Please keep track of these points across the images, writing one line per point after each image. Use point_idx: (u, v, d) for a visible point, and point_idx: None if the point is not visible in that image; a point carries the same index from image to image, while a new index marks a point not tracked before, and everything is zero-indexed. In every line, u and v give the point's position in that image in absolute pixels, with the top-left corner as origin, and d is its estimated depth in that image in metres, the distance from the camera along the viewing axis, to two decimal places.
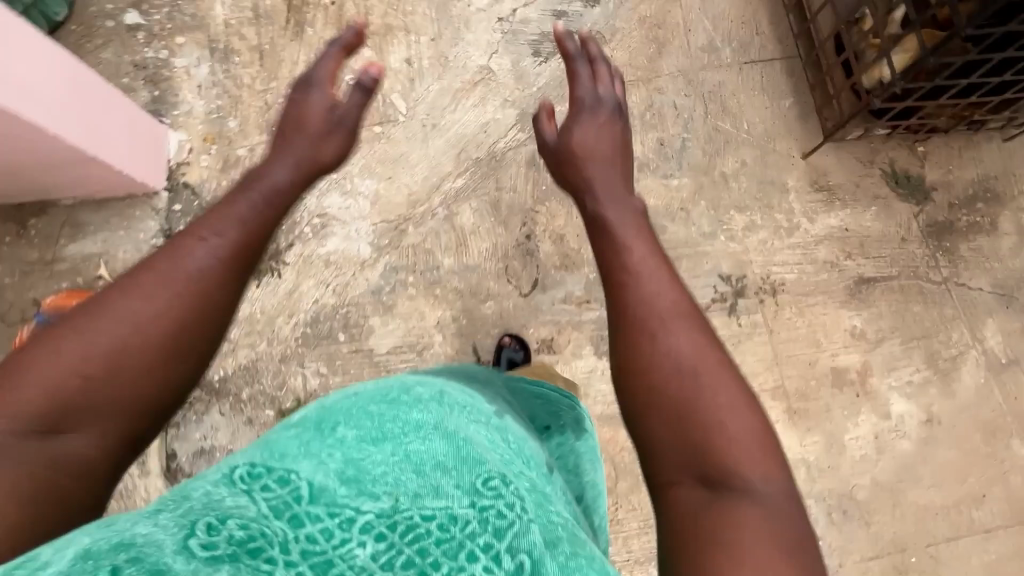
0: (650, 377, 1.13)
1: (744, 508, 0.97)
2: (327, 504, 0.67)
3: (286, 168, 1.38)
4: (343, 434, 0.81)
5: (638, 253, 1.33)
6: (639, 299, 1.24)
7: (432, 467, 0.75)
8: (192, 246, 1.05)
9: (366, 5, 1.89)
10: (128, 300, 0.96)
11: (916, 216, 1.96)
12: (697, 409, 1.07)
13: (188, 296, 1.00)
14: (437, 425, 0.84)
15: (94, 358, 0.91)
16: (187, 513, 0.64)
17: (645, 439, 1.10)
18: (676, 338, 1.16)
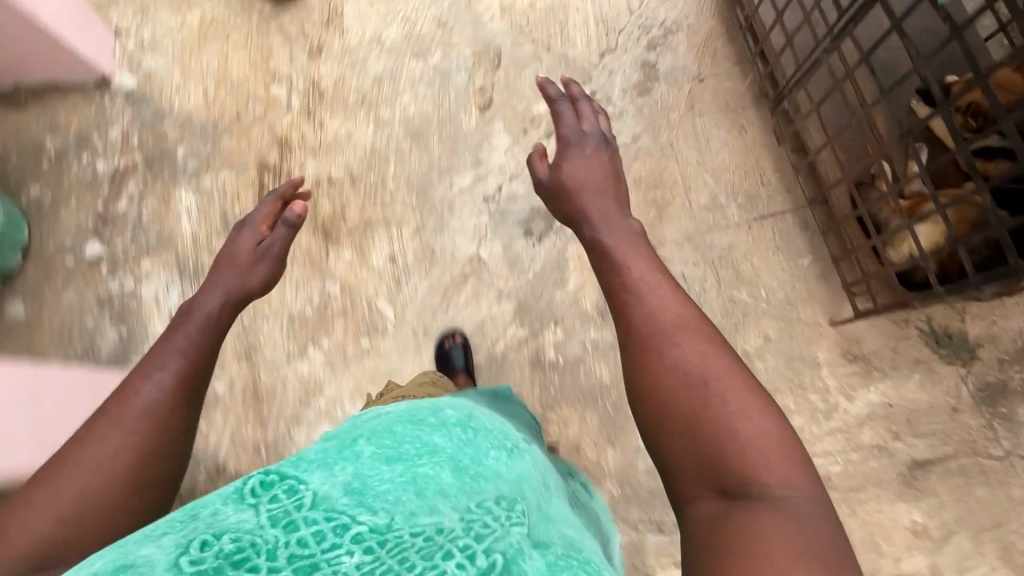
0: (659, 382, 0.93)
1: (768, 515, 0.77)
2: (325, 510, 0.68)
3: (223, 289, 1.17)
4: (362, 449, 0.81)
5: (649, 298, 1.03)
6: (651, 312, 1.01)
7: (440, 493, 0.76)
8: (147, 379, 0.96)
9: (343, 202, 1.70)
10: (86, 448, 0.88)
11: (965, 380, 1.60)
12: (712, 415, 0.87)
13: (151, 431, 0.92)
14: (455, 454, 0.84)
15: (63, 509, 0.82)
16: (190, 532, 0.66)
17: (656, 438, 0.91)
18: (684, 344, 0.95)
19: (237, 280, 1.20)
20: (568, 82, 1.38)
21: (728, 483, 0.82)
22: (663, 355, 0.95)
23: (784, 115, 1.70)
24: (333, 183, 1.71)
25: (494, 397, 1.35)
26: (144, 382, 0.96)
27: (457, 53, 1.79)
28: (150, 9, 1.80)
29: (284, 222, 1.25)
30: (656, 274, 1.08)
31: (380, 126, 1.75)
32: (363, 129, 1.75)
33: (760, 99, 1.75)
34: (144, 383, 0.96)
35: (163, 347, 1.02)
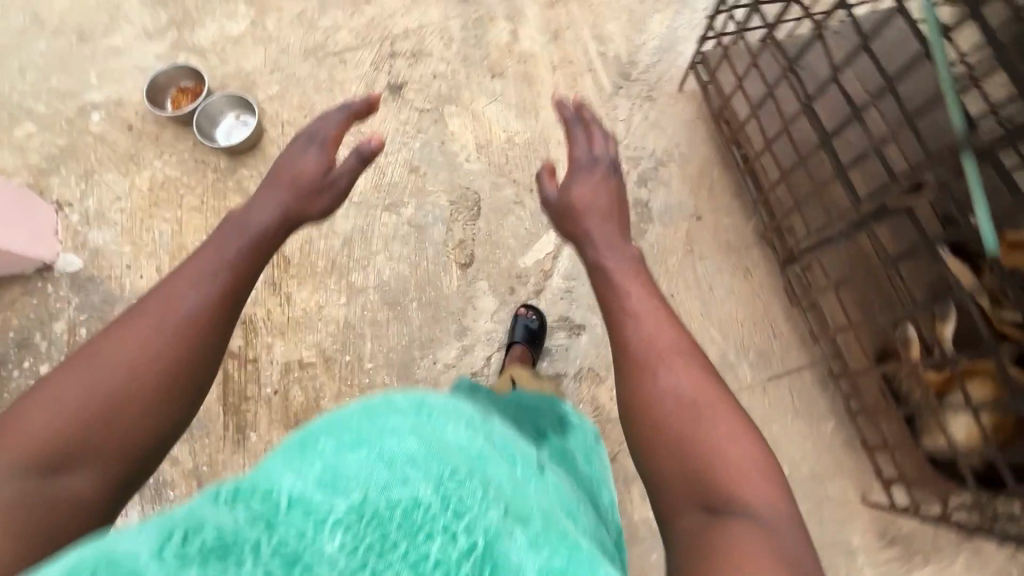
0: (657, 409, 1.00)
1: (744, 526, 0.84)
2: (303, 506, 0.57)
3: (277, 208, 1.19)
4: (326, 437, 0.69)
5: (646, 331, 1.10)
6: (644, 337, 1.09)
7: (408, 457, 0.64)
8: (180, 293, 0.93)
9: (317, 388, 1.58)
10: (130, 334, 0.87)
11: (1014, 557, 1.52)
12: (698, 436, 0.95)
13: (185, 344, 0.89)
14: (417, 414, 0.74)
15: (94, 404, 0.80)
16: (170, 521, 0.55)
17: (650, 455, 0.98)
18: (678, 370, 1.03)
19: (291, 203, 1.22)
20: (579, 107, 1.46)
21: (710, 494, 0.90)
22: (659, 379, 1.03)
23: (801, 283, 1.63)
24: (305, 367, 1.60)
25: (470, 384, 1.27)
26: (184, 290, 0.93)
27: (434, 205, 1.70)
28: (97, 173, 1.71)
29: (350, 166, 1.31)
30: (660, 310, 1.14)
31: (353, 295, 1.65)
32: (334, 301, 1.65)
33: (765, 242, 1.72)
34: (187, 295, 0.93)
35: (199, 273, 0.97)
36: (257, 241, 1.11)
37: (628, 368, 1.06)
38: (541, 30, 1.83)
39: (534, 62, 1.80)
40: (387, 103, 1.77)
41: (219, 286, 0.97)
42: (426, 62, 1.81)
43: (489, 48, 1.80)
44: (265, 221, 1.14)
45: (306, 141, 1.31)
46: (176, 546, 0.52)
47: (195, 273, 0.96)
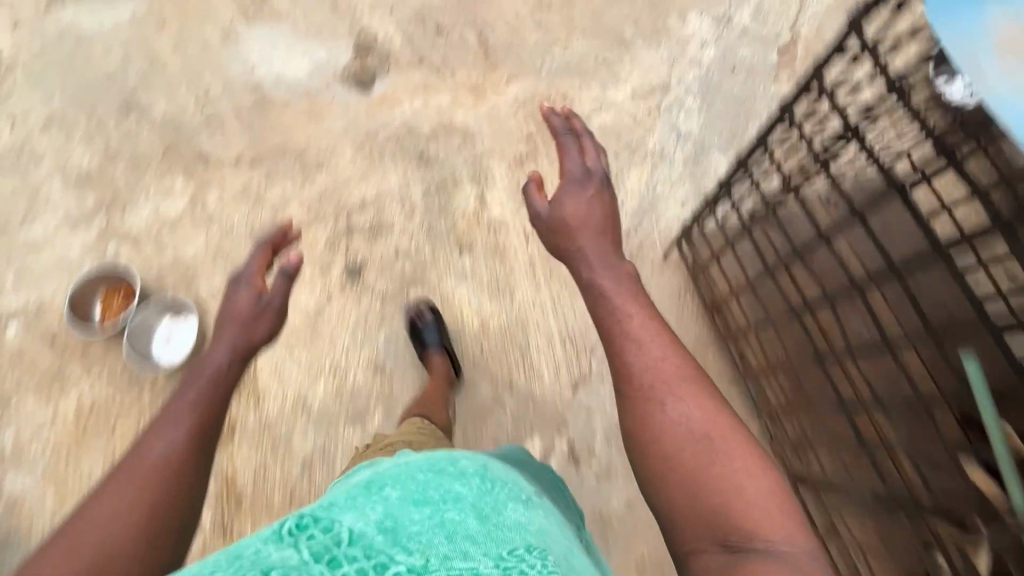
0: (664, 443, 0.87)
1: (768, 570, 0.72)
2: (364, 546, 0.59)
3: (230, 345, 1.06)
4: (389, 493, 0.74)
5: (648, 355, 0.95)
6: (649, 360, 0.95)
7: (467, 535, 0.65)
8: (149, 448, 0.86)
9: None
10: (103, 497, 0.79)
11: None
12: (711, 474, 0.83)
13: (166, 491, 0.82)
14: (474, 500, 0.75)
15: (85, 561, 0.72)
16: (240, 563, 0.56)
17: (656, 482, 0.86)
18: (688, 399, 0.90)
19: (246, 331, 1.09)
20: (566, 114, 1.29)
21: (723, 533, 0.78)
22: (664, 411, 0.89)
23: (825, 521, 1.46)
24: None
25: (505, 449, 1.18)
26: (154, 441, 0.87)
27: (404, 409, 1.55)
28: (14, 402, 1.53)
29: (280, 290, 1.15)
30: (657, 337, 0.97)
31: None
32: None
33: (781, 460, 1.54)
34: (156, 444, 0.86)
35: (171, 415, 0.91)
36: (221, 379, 1.00)
37: (633, 403, 0.92)
38: (509, 192, 1.68)
39: (505, 231, 1.66)
40: (348, 289, 1.62)
41: (191, 429, 0.90)
42: (387, 238, 1.65)
43: (455, 219, 1.66)
44: (224, 361, 1.01)
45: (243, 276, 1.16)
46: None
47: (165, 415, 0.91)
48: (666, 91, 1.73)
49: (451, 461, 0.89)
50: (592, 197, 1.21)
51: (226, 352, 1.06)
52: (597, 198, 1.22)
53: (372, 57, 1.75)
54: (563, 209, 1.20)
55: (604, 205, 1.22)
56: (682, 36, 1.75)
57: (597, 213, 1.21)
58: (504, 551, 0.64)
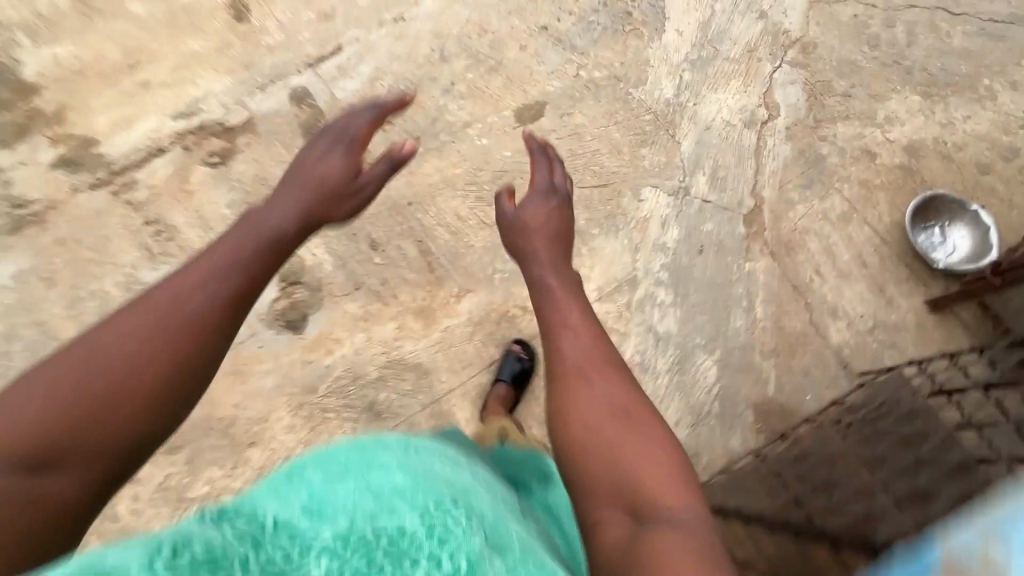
0: (584, 422, 0.68)
1: (666, 546, 0.55)
2: (287, 534, 0.48)
3: (298, 205, 0.87)
4: (311, 474, 0.58)
5: (583, 346, 0.76)
6: (585, 348, 0.76)
7: (395, 490, 0.53)
8: (191, 271, 0.66)
9: None
10: (108, 324, 0.59)
11: None
12: (619, 452, 0.64)
13: (184, 331, 0.61)
14: (402, 462, 0.58)
15: (73, 405, 0.54)
16: (156, 540, 0.45)
17: (571, 470, 0.66)
18: (615, 382, 0.71)
19: (324, 200, 0.90)
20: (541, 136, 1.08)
21: (625, 511, 0.60)
22: (592, 390, 0.70)
23: None
24: None
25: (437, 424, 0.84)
26: (185, 282, 0.64)
27: None
28: None
29: (378, 173, 0.96)
30: (590, 324, 0.80)
31: None
32: None
33: None
34: (196, 292, 0.64)
35: (225, 250, 0.72)
36: (281, 243, 0.79)
37: (559, 377, 0.72)
38: None
39: None
40: None
41: (229, 267, 0.69)
42: None
43: None
44: (291, 221, 0.82)
45: (344, 145, 0.96)
46: (163, 562, 0.42)
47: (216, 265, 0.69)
48: (622, 298, 1.11)
49: (374, 424, 0.71)
50: (554, 213, 0.99)
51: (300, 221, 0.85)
52: (557, 212, 0.99)
53: (301, 288, 1.13)
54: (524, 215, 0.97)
55: (565, 220, 1.00)
56: (641, 218, 1.17)
57: (555, 224, 0.97)
58: (430, 502, 0.51)
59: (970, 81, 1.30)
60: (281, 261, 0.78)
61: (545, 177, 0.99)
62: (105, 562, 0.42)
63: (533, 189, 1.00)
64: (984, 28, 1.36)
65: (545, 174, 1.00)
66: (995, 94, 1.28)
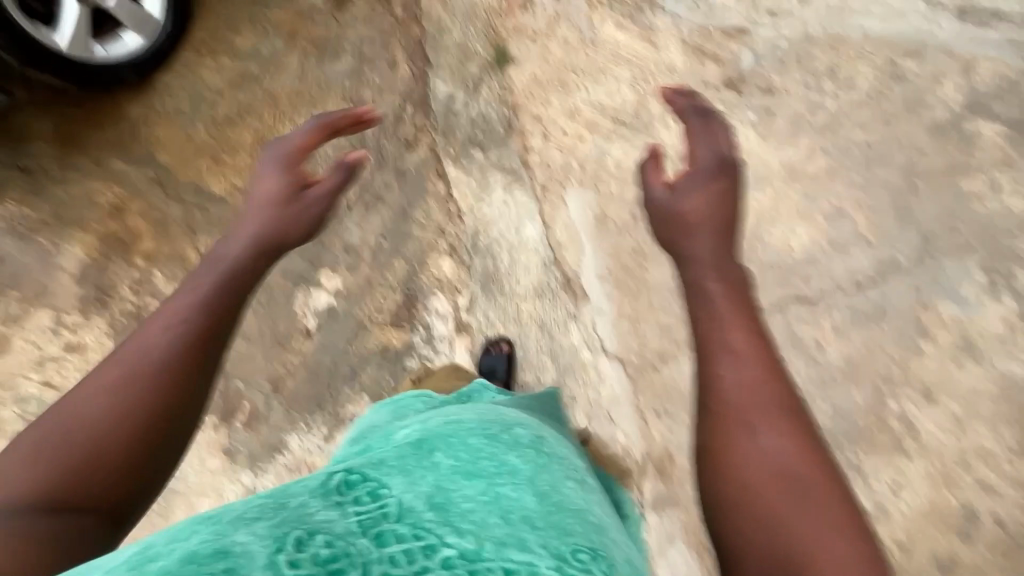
0: (742, 478, 0.59)
1: None
2: (411, 524, 0.50)
3: (253, 234, 0.69)
4: (439, 463, 0.62)
5: (751, 375, 0.62)
6: (746, 380, 0.62)
7: (524, 520, 0.55)
8: (164, 315, 0.62)
9: None
10: (89, 380, 0.59)
11: None
12: (784, 518, 0.56)
13: (120, 400, 0.58)
14: (533, 478, 0.64)
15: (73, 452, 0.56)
16: (279, 521, 0.49)
17: (713, 508, 0.61)
18: (786, 435, 0.59)
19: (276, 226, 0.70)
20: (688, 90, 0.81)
21: (771, 569, 0.55)
22: (757, 441, 0.60)
23: None
24: None
25: (546, 410, 0.88)
26: (153, 327, 0.61)
27: None
28: None
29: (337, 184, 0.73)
30: (763, 344, 0.64)
31: None
32: None
33: None
34: (164, 333, 0.60)
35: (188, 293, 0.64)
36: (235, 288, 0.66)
37: (714, 416, 0.62)
38: None
39: None
40: None
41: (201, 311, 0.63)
42: None
43: None
44: (248, 258, 0.67)
45: (282, 162, 0.72)
46: (288, 554, 0.45)
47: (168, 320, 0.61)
48: None
49: (505, 423, 0.75)
50: (723, 197, 0.75)
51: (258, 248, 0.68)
52: (727, 194, 0.76)
53: None
54: (682, 206, 0.75)
55: (737, 205, 0.75)
56: None
57: (722, 213, 0.75)
58: (568, 548, 0.53)
59: (873, 418, 0.95)
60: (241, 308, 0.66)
61: (711, 147, 0.77)
62: (230, 544, 0.46)
63: (697, 167, 0.77)
64: (855, 307, 0.99)
65: (706, 143, 0.77)
66: (909, 425, 0.94)
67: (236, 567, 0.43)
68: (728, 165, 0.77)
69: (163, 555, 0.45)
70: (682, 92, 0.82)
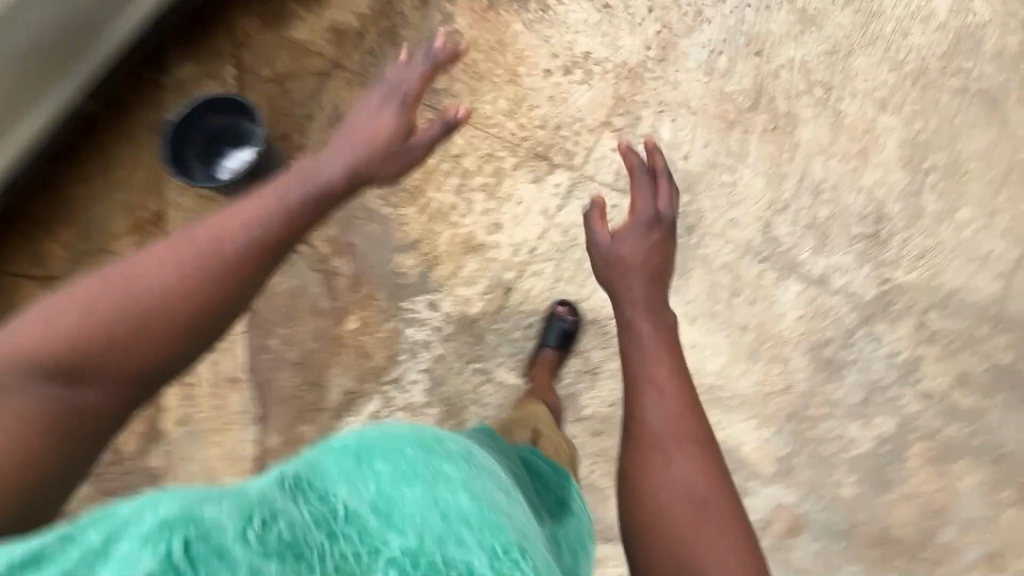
0: (653, 494, 0.68)
1: None
2: (357, 525, 0.34)
3: (348, 163, 0.74)
4: (380, 470, 0.39)
5: (669, 408, 0.72)
6: (669, 411, 0.72)
7: (463, 517, 0.37)
8: (233, 216, 0.63)
9: None
10: (146, 254, 0.59)
11: None
12: (697, 536, 0.64)
13: (178, 279, 0.57)
14: (469, 485, 0.41)
15: (110, 323, 0.55)
16: (245, 500, 0.34)
17: (633, 524, 0.69)
18: (695, 462, 0.69)
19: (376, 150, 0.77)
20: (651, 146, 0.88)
21: None
22: (673, 468, 0.69)
23: None
24: None
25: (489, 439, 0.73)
26: (228, 228, 0.62)
27: None
28: None
29: (434, 136, 0.80)
30: (682, 384, 0.74)
31: None
32: None
33: None
34: (232, 238, 0.61)
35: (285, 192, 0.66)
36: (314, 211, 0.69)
37: (636, 443, 0.71)
38: None
39: None
40: None
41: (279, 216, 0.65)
42: None
43: None
44: (338, 180, 0.72)
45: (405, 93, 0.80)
46: (257, 528, 0.32)
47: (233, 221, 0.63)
48: None
49: (433, 431, 0.48)
50: (657, 246, 0.84)
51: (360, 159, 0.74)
52: (659, 246, 0.85)
53: None
54: (622, 247, 0.83)
55: (670, 258, 0.85)
56: None
57: (652, 260, 0.84)
58: (501, 544, 0.37)
59: None
60: (301, 226, 0.67)
61: (647, 209, 0.85)
62: (200, 513, 0.33)
63: (635, 219, 0.85)
64: None
65: (647, 199, 0.86)
66: None
67: (212, 534, 0.31)
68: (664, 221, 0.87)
69: (133, 523, 0.33)
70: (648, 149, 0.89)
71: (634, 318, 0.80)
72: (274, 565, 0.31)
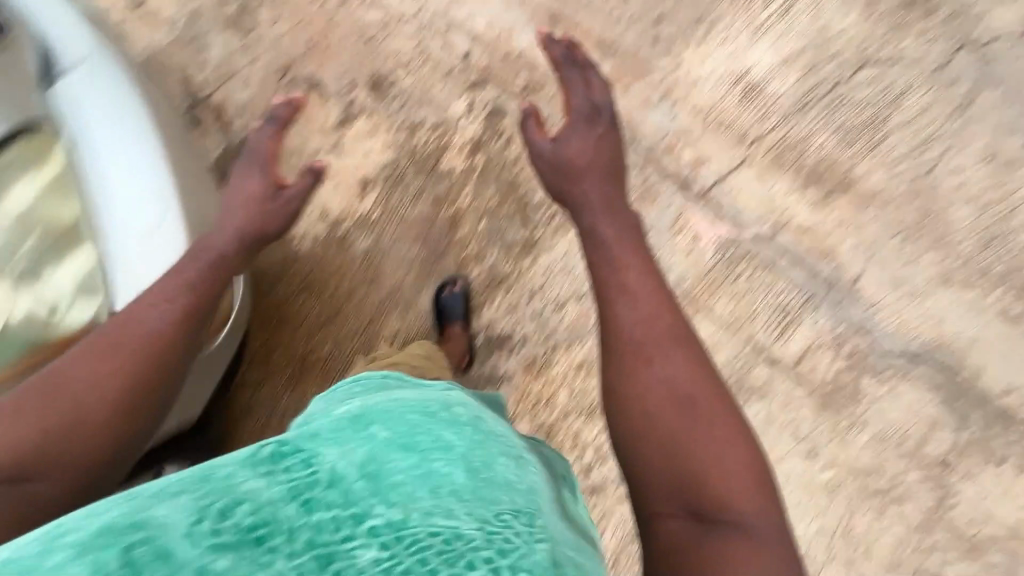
0: (642, 399, 0.59)
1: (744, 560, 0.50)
2: (341, 490, 0.41)
3: (230, 233, 0.75)
4: (376, 434, 0.48)
5: (645, 310, 0.64)
6: (644, 316, 0.63)
7: (454, 492, 0.43)
8: (152, 295, 0.68)
9: None
10: (77, 352, 0.63)
11: None
12: (693, 432, 0.56)
13: (111, 363, 0.62)
14: (467, 451, 0.48)
15: (51, 417, 0.58)
16: (203, 493, 0.41)
17: (626, 432, 0.59)
18: (681, 363, 0.60)
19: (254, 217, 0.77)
20: (569, 40, 0.85)
21: (681, 495, 0.54)
22: (652, 370, 0.60)
23: None
24: None
25: (494, 409, 0.71)
26: (143, 304, 0.66)
27: None
28: None
29: (303, 189, 0.80)
30: (654, 283, 0.66)
31: None
32: None
33: None
34: (150, 313, 0.66)
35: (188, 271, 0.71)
36: (223, 264, 0.73)
37: (611, 353, 0.62)
38: None
39: None
40: None
41: (179, 288, 0.69)
42: None
43: None
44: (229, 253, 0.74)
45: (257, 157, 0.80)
46: (210, 524, 0.38)
47: (153, 294, 0.68)
48: None
49: (441, 399, 0.56)
50: (603, 142, 0.79)
51: (236, 235, 0.75)
52: (605, 140, 0.79)
53: None
54: (565, 149, 0.78)
55: (619, 153, 0.79)
56: None
57: (606, 159, 0.78)
58: (491, 512, 0.42)
59: None
60: (216, 288, 0.72)
61: (585, 102, 0.80)
62: (150, 516, 0.39)
63: (573, 115, 0.80)
64: None
65: (581, 93, 0.81)
66: None
67: (155, 536, 0.37)
68: (603, 115, 0.81)
69: (81, 528, 0.39)
70: (558, 41, 0.84)
71: (602, 217, 0.74)
72: (236, 545, 0.37)
